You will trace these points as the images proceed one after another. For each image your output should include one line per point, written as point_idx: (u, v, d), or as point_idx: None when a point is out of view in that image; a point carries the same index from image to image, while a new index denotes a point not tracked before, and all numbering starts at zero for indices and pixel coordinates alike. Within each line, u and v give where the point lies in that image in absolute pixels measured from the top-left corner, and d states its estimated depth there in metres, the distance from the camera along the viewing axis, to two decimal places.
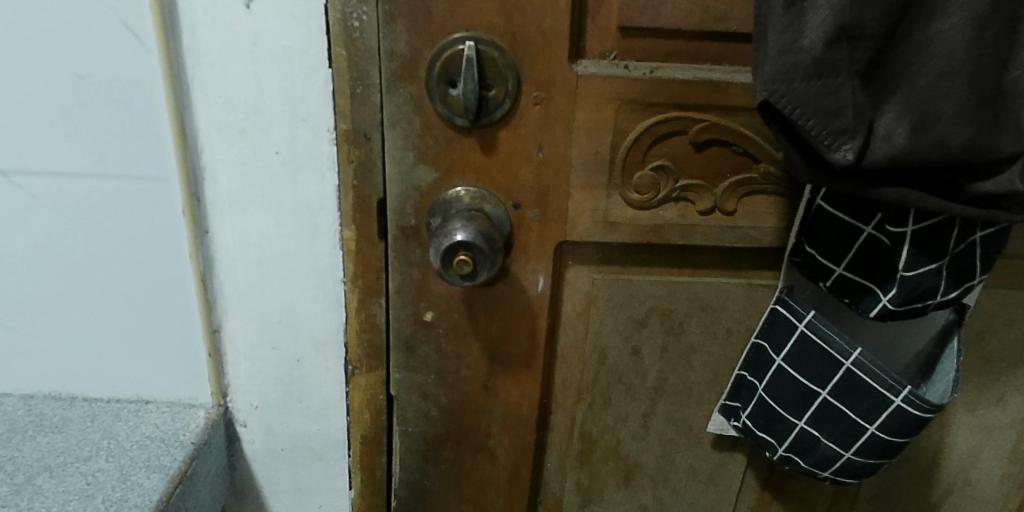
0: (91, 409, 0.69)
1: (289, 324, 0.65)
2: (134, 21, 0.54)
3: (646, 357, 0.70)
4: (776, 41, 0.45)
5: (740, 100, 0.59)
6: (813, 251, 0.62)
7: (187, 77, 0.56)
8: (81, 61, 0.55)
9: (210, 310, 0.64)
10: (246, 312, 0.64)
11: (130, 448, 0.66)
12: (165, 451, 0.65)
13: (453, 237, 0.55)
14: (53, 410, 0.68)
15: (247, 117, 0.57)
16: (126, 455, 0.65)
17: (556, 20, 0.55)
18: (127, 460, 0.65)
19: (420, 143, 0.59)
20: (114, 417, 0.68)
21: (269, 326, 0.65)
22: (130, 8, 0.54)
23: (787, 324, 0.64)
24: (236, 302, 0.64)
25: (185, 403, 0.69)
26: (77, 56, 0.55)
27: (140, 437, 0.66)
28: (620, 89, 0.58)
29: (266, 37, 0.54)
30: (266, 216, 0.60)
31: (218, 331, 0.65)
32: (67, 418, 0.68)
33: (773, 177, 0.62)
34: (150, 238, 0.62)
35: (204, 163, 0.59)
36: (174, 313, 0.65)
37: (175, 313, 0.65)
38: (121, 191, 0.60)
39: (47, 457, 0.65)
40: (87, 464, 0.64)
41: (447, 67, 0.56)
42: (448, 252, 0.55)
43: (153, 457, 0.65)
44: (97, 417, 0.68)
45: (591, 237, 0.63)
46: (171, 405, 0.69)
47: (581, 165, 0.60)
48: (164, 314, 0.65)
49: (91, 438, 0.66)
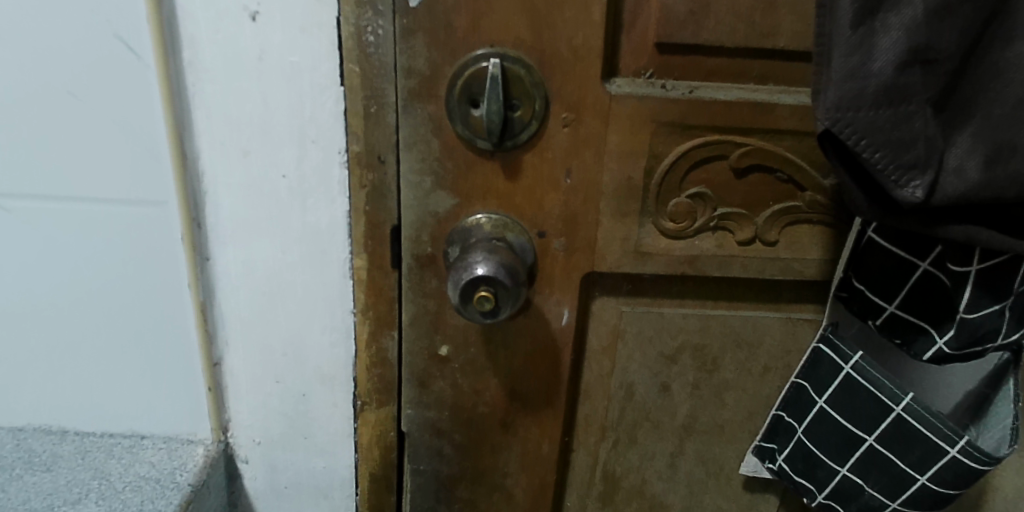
0: (82, 444, 0.65)
1: (294, 357, 0.61)
2: (130, 34, 0.50)
3: (677, 395, 0.65)
4: (842, 64, 0.40)
5: (786, 123, 0.54)
6: (862, 286, 0.57)
7: (187, 95, 0.51)
8: (72, 77, 0.51)
9: (211, 342, 0.60)
10: (249, 343, 0.60)
11: (122, 489, 0.62)
12: (160, 493, 0.62)
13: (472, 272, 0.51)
14: (42, 446, 0.64)
15: (251, 138, 0.53)
16: (118, 497, 0.62)
17: (589, 34, 0.50)
18: (119, 503, 0.61)
19: (438, 167, 0.54)
20: (106, 454, 0.64)
21: (273, 359, 0.61)
22: (125, 21, 0.49)
23: (831, 364, 0.59)
24: (239, 333, 0.60)
25: (183, 439, 0.65)
26: (68, 71, 0.51)
27: (133, 478, 0.63)
28: (657, 110, 0.53)
29: (272, 53, 0.50)
30: (272, 243, 0.56)
31: (219, 363, 0.61)
32: (56, 454, 0.64)
33: (819, 205, 0.57)
34: (146, 265, 0.57)
35: (205, 187, 0.54)
36: (172, 346, 0.61)
37: (174, 345, 0.61)
38: (115, 216, 0.56)
39: (34, 499, 0.61)
40: (76, 508, 0.61)
41: (470, 84, 0.51)
42: (467, 288, 0.50)
43: (147, 500, 0.61)
44: (89, 454, 0.64)
45: (620, 267, 0.58)
46: (168, 441, 0.65)
47: (612, 191, 0.55)
48: (162, 345, 0.61)
49: (81, 479, 0.63)
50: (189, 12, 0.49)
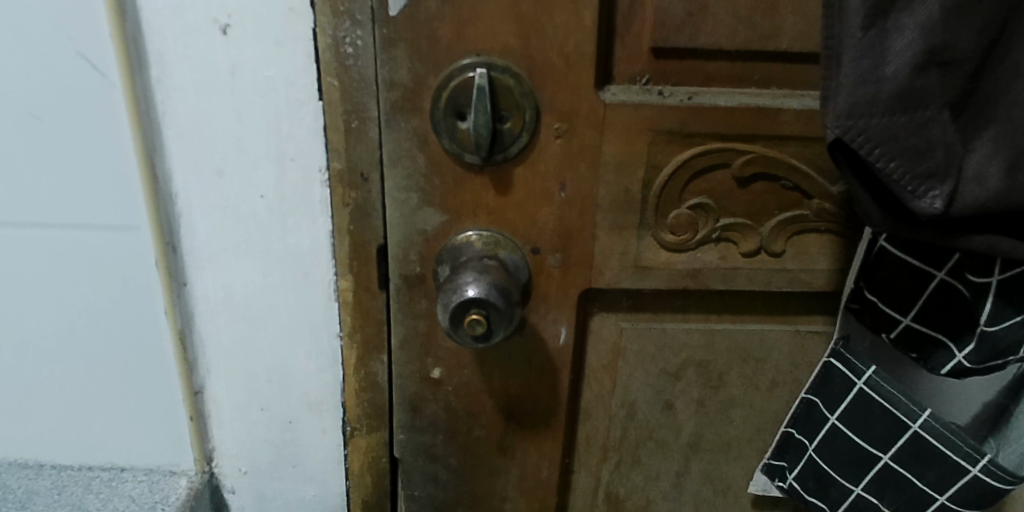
0: (60, 478, 0.62)
1: (279, 384, 0.58)
2: (93, 51, 0.47)
3: (681, 412, 0.63)
4: (853, 68, 0.37)
5: (791, 129, 0.51)
6: (874, 298, 0.54)
7: (156, 114, 0.49)
8: (34, 97, 0.48)
9: (191, 371, 0.57)
10: (232, 371, 0.57)
11: None
12: None
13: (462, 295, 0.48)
14: (17, 481, 0.61)
15: (226, 157, 0.50)
16: None
17: (580, 40, 0.47)
18: None
19: (425, 183, 0.51)
20: (85, 488, 0.61)
21: (257, 386, 0.58)
22: (87, 37, 0.47)
23: (843, 379, 0.57)
24: (221, 361, 0.57)
25: (165, 470, 0.62)
26: (29, 91, 0.48)
27: None
28: (654, 118, 0.50)
29: (245, 68, 0.47)
30: (252, 267, 0.53)
31: (200, 392, 0.58)
32: (32, 491, 0.61)
33: (827, 213, 0.54)
34: (120, 292, 0.55)
35: (179, 209, 0.51)
36: (150, 375, 0.58)
37: (152, 374, 0.58)
38: (84, 242, 0.53)
39: None
40: None
41: (456, 96, 0.48)
42: (457, 312, 0.47)
43: None
44: (67, 489, 0.61)
45: (619, 283, 0.55)
46: (150, 473, 0.62)
47: (609, 204, 0.52)
48: (140, 375, 0.58)
49: None
50: (155, 27, 0.46)
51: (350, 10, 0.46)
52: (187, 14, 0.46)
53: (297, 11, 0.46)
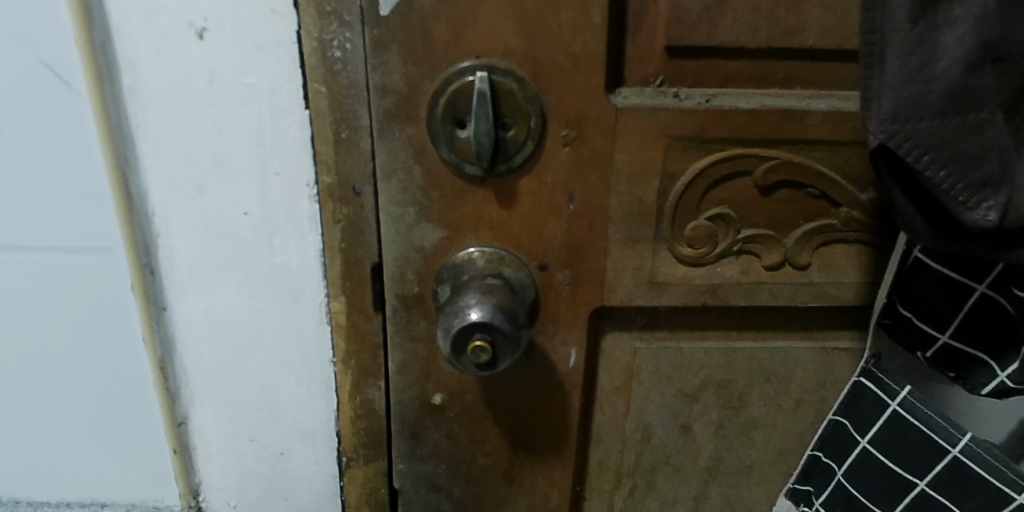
0: None
1: (269, 414, 0.54)
2: (59, 60, 0.43)
3: (699, 436, 0.59)
4: (898, 66, 0.33)
5: (818, 133, 0.48)
6: (908, 314, 0.50)
7: (129, 127, 0.45)
8: None
9: (173, 402, 0.53)
10: (217, 401, 0.53)
11: None
12: None
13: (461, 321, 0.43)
14: None
15: (205, 172, 0.46)
16: None
17: (589, 39, 0.44)
18: None
19: (422, 197, 0.47)
20: None
21: (245, 416, 0.54)
22: (51, 46, 0.43)
23: (875, 400, 0.53)
24: (205, 390, 0.53)
25: (150, 505, 0.58)
26: None
27: None
28: (670, 122, 0.46)
29: (224, 75, 0.43)
30: (237, 289, 0.49)
31: (184, 424, 0.54)
32: None
33: (855, 222, 0.50)
34: (96, 319, 0.51)
35: (156, 230, 0.47)
36: (130, 407, 0.54)
37: (132, 405, 0.54)
38: (55, 266, 0.49)
39: None
40: None
41: (455, 101, 0.44)
42: (458, 340, 0.43)
43: None
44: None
45: (633, 300, 0.51)
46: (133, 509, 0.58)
47: (622, 216, 0.48)
48: (120, 406, 0.54)
49: None
50: (126, 33, 0.42)
51: (337, 10, 0.42)
52: (159, 18, 0.42)
53: (277, 11, 0.42)
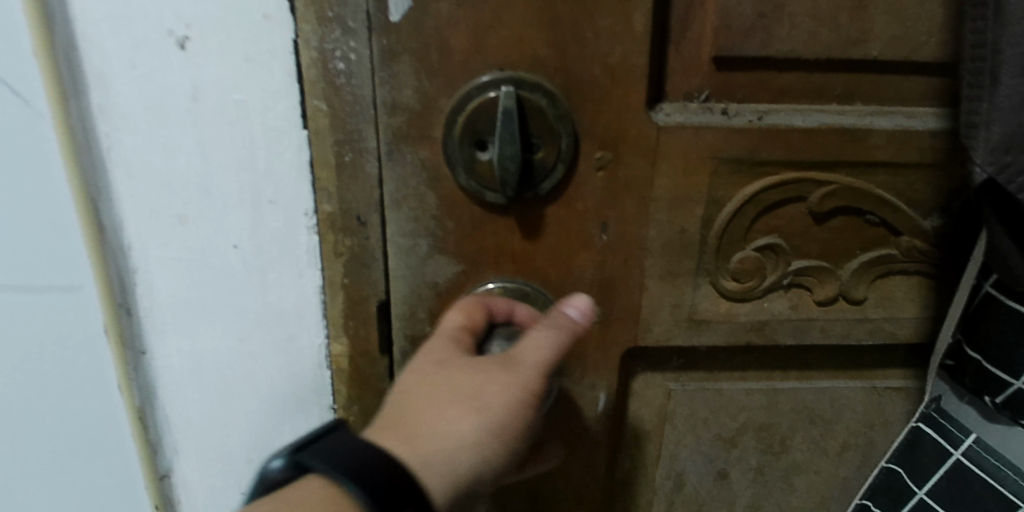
0: None
1: (261, 466, 0.48)
2: (17, 75, 0.38)
3: (736, 483, 0.53)
4: (1012, 90, 0.31)
5: (881, 154, 0.42)
6: (976, 355, 0.44)
7: (100, 150, 0.39)
8: None
9: (154, 453, 0.47)
10: (203, 453, 0.47)
11: None
12: None
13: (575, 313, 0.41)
14: None
15: (188, 200, 0.40)
16: None
17: (629, 49, 0.38)
18: None
19: (436, 227, 0.42)
20: None
21: (234, 468, 0.48)
22: (9, 59, 0.37)
23: (936, 449, 0.48)
24: (190, 441, 0.47)
25: None
26: None
27: None
28: (717, 143, 0.41)
29: (209, 90, 0.38)
30: (224, 330, 0.43)
31: (166, 477, 0.48)
32: None
33: (918, 253, 0.45)
34: (63, 365, 0.45)
35: (132, 265, 0.41)
36: (105, 461, 0.48)
37: (107, 457, 0.48)
38: (15, 306, 0.43)
39: None
40: None
41: (475, 121, 0.38)
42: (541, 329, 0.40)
43: None
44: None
45: (670, 339, 0.46)
46: None
47: (660, 248, 0.43)
48: (91, 459, 0.48)
49: None
50: (94, 42, 0.36)
51: (340, 15, 0.37)
52: (132, 25, 0.36)
53: (271, 19, 0.37)
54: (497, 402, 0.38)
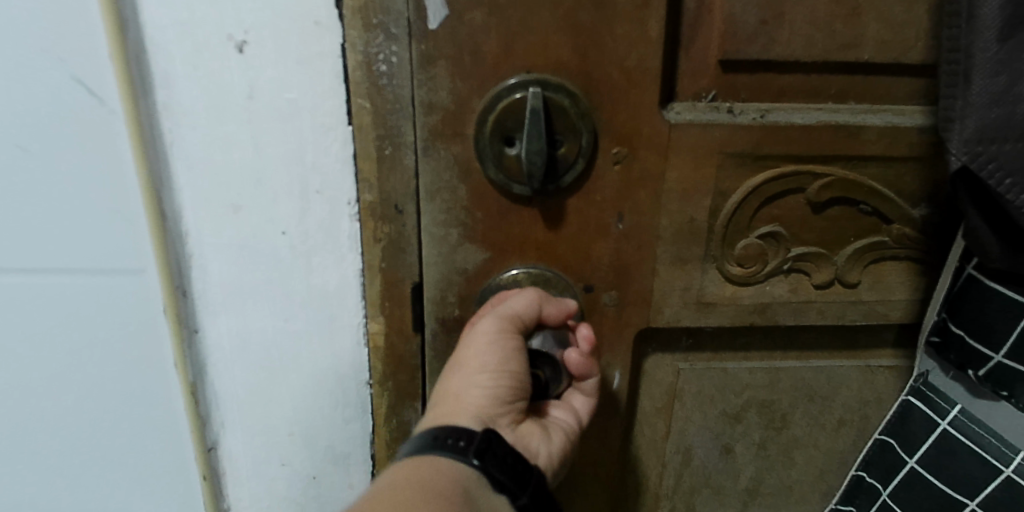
0: None
1: (302, 439, 0.51)
2: (92, 76, 0.42)
3: (741, 457, 0.57)
4: (983, 88, 0.35)
5: (873, 149, 0.46)
6: (961, 332, 0.48)
7: (163, 144, 0.42)
8: (22, 129, 0.43)
9: (205, 426, 0.50)
10: (249, 426, 0.51)
11: None
12: None
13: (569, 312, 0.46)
14: None
15: (243, 190, 0.43)
16: None
17: (643, 54, 0.42)
18: None
19: (466, 217, 0.46)
20: None
21: (277, 440, 0.51)
22: (87, 62, 0.41)
23: (924, 421, 0.52)
24: (237, 415, 0.50)
25: None
26: (19, 124, 0.42)
27: None
28: (724, 139, 0.45)
29: (264, 90, 0.41)
30: (272, 311, 0.47)
31: (214, 449, 0.51)
32: None
33: (908, 240, 0.49)
34: (123, 341, 0.49)
35: (190, 250, 0.45)
36: (154, 432, 0.52)
37: (160, 427, 0.52)
38: (78, 285, 0.47)
39: None
40: None
41: (504, 119, 0.42)
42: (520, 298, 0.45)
43: None
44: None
45: (680, 320, 0.50)
46: None
47: (671, 235, 0.47)
48: (147, 430, 0.52)
49: None
50: (161, 46, 0.40)
51: (383, 22, 0.41)
52: (196, 31, 0.40)
53: (321, 24, 0.40)
54: (473, 355, 0.44)
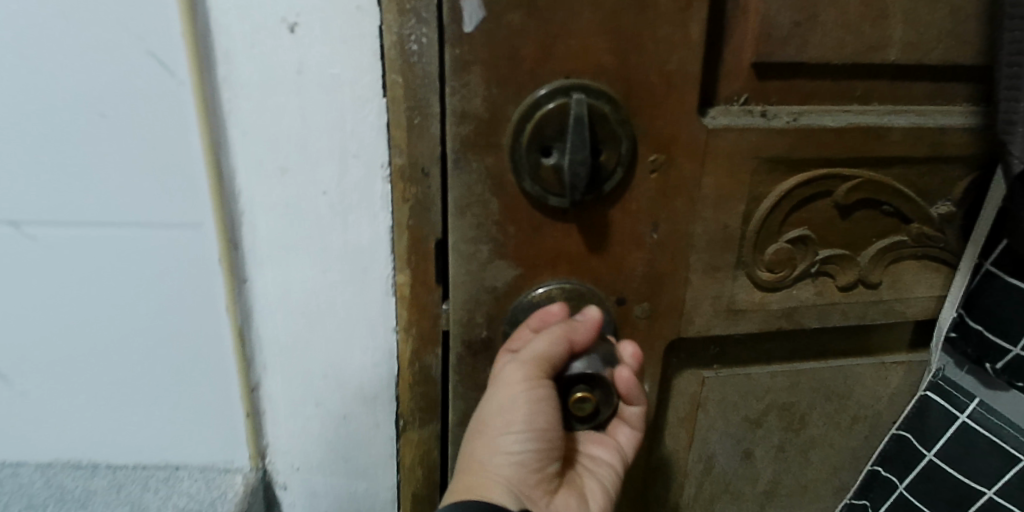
0: (116, 478, 0.53)
1: (335, 381, 0.48)
2: (164, 50, 0.39)
3: (760, 461, 0.57)
4: None
5: (898, 149, 0.46)
6: (978, 326, 0.49)
7: (222, 105, 0.40)
8: (93, 86, 0.40)
9: (249, 365, 0.48)
10: (287, 368, 0.48)
11: None
12: None
13: (616, 345, 0.44)
14: (73, 483, 0.53)
15: (287, 153, 0.41)
16: None
17: (684, 57, 0.40)
18: None
19: (498, 233, 0.42)
20: (143, 488, 0.53)
21: (313, 383, 0.48)
22: (159, 36, 0.39)
23: (943, 414, 0.52)
24: (280, 360, 0.48)
25: (221, 468, 0.53)
26: (92, 79, 0.40)
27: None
28: (760, 143, 0.44)
29: (313, 66, 0.39)
30: (316, 266, 0.44)
31: (257, 390, 0.49)
32: (88, 494, 0.53)
33: (926, 238, 0.49)
34: (179, 297, 0.46)
35: (242, 205, 0.43)
36: (162, 375, 0.49)
37: (208, 378, 0.49)
38: (142, 242, 0.45)
39: None
40: None
41: (542, 129, 0.39)
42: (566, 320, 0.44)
43: None
44: (36, 501, 0.52)
45: (711, 329, 0.49)
46: (206, 471, 0.53)
47: (705, 243, 0.46)
48: (204, 391, 0.50)
49: None
50: (224, 26, 0.39)
51: (416, 7, 0.38)
52: (250, 7, 0.38)
53: (362, 9, 0.38)
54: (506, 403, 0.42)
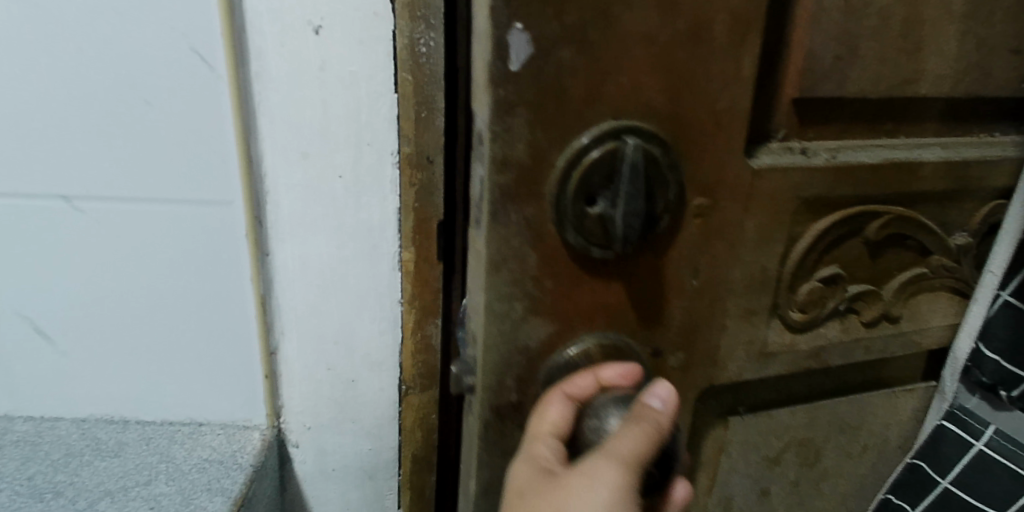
0: (146, 431, 0.59)
1: (345, 344, 0.54)
2: (204, 44, 0.46)
3: (775, 498, 0.55)
4: None
5: (928, 184, 0.45)
6: (993, 355, 0.48)
7: (254, 98, 0.47)
8: (147, 80, 0.47)
9: (268, 330, 0.54)
10: (304, 331, 0.54)
11: (189, 470, 0.56)
12: (225, 473, 0.55)
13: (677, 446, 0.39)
14: (107, 434, 0.59)
15: (313, 141, 0.48)
16: (187, 478, 0.56)
17: (735, 95, 0.37)
18: (189, 483, 0.56)
19: (534, 288, 0.38)
20: (170, 440, 0.58)
21: (325, 347, 0.54)
22: (202, 33, 0.46)
23: (958, 442, 0.51)
24: (297, 323, 0.53)
25: (240, 425, 0.59)
26: (146, 77, 0.47)
27: (198, 460, 0.57)
28: (802, 182, 0.41)
29: (333, 65, 0.46)
30: (330, 240, 0.50)
31: (275, 354, 0.55)
32: (122, 443, 0.58)
33: (945, 269, 0.49)
34: (202, 260, 0.52)
35: (267, 187, 0.49)
36: (191, 337, 0.55)
37: (227, 341, 0.55)
38: (178, 214, 0.51)
39: (108, 481, 0.56)
40: (149, 489, 0.55)
41: (589, 177, 0.35)
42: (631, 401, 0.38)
43: (213, 479, 0.55)
44: (74, 449, 0.58)
45: (743, 374, 0.46)
46: (225, 426, 0.59)
47: (743, 287, 0.43)
48: (220, 346, 0.56)
49: (148, 461, 0.57)
50: (259, 28, 0.45)
51: (425, 15, 0.45)
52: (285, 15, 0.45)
53: (380, 16, 0.45)
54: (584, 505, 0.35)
